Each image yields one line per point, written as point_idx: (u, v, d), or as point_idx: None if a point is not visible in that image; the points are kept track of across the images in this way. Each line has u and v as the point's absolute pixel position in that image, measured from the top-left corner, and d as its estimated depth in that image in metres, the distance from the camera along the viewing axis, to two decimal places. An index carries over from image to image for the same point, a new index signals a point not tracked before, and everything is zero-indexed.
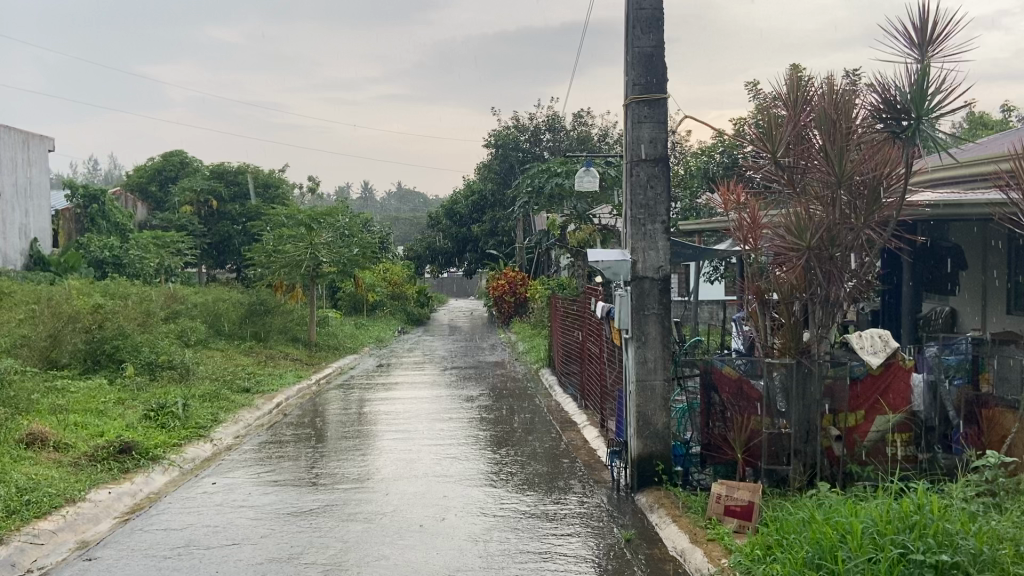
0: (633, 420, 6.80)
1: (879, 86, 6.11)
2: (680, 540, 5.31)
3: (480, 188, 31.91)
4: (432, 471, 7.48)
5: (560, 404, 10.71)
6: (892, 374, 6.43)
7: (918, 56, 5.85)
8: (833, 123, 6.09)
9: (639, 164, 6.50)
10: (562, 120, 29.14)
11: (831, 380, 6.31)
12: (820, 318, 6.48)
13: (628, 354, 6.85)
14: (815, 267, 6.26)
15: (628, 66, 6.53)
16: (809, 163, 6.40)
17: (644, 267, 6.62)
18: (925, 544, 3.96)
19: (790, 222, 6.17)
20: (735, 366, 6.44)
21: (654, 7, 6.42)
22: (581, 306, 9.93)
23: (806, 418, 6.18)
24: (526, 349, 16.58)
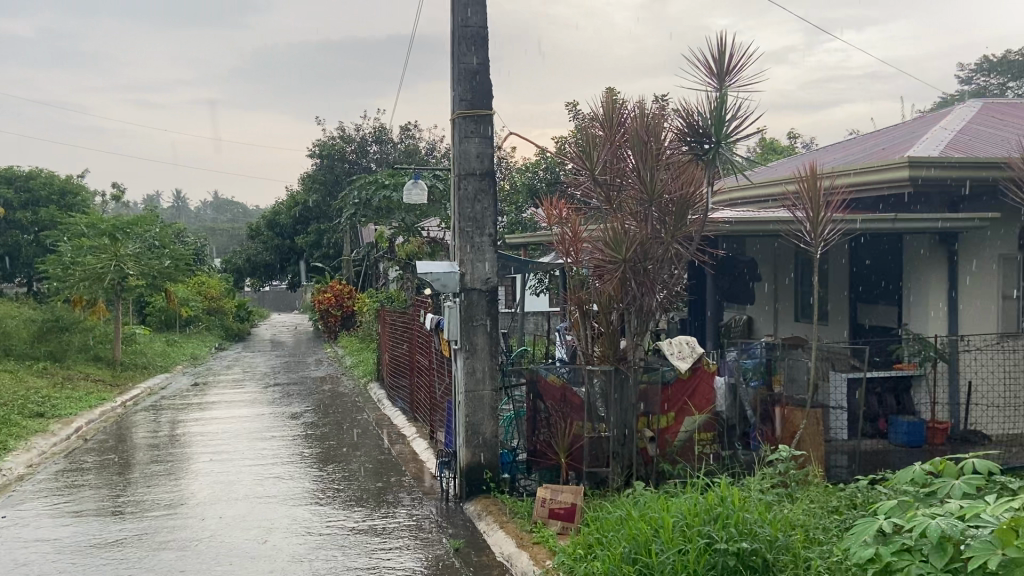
0: (461, 429, 6.85)
1: (684, 112, 6.63)
2: (507, 545, 5.42)
3: (303, 199, 30.95)
4: (253, 492, 7.15)
5: (388, 417, 10.62)
6: (699, 377, 6.95)
7: (717, 84, 6.41)
8: (644, 144, 6.53)
9: (467, 178, 6.60)
10: (390, 132, 28.99)
11: (645, 384, 6.79)
12: (636, 326, 6.85)
13: (457, 365, 6.91)
14: (630, 279, 6.65)
15: (454, 81, 6.63)
16: (624, 181, 6.79)
17: (472, 278, 6.72)
18: (727, 533, 4.30)
19: (608, 236, 6.54)
20: (558, 374, 6.71)
21: (480, 24, 6.58)
22: (410, 318, 9.89)
23: (623, 420, 6.55)
24: (353, 364, 16.25)
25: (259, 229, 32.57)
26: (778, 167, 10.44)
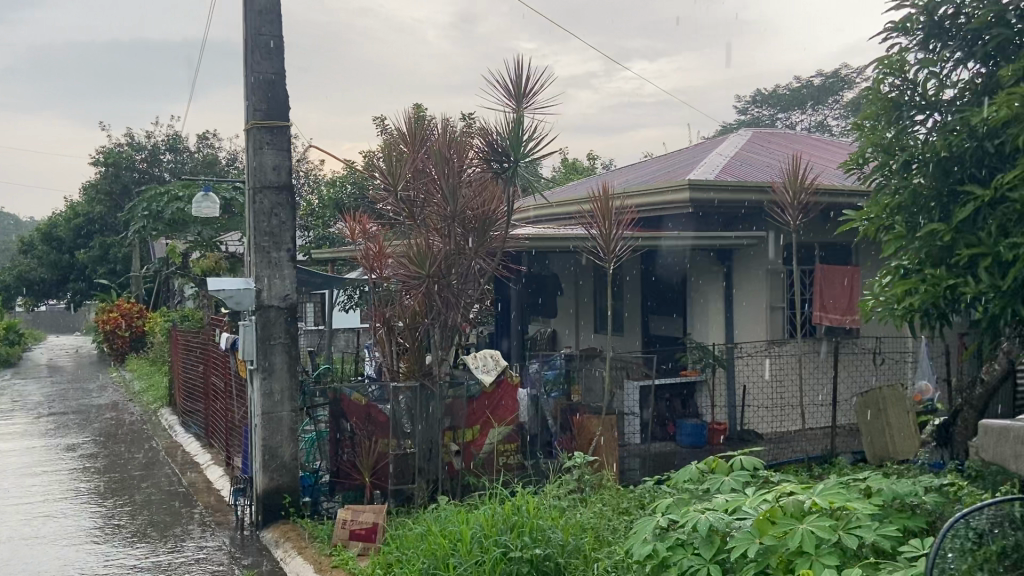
0: (258, 454, 6.54)
1: (481, 130, 6.79)
2: (305, 571, 5.25)
3: (85, 210, 28.35)
4: (17, 534, 6.41)
5: (181, 445, 9.94)
6: (503, 391, 7.13)
7: (515, 106, 6.63)
8: (447, 161, 6.63)
9: (262, 191, 6.36)
10: (186, 141, 27.30)
11: (451, 399, 6.82)
12: (441, 341, 6.88)
13: (254, 387, 6.60)
14: (434, 295, 6.70)
15: (248, 91, 6.38)
16: (427, 196, 6.81)
17: (269, 295, 6.47)
18: (522, 541, 4.45)
19: (412, 252, 6.55)
20: (364, 392, 6.65)
21: (274, 34, 6.37)
22: (206, 338, 9.33)
23: (428, 436, 6.58)
24: (142, 388, 15.06)
25: (33, 242, 29.41)
26: (575, 186, 10.96)
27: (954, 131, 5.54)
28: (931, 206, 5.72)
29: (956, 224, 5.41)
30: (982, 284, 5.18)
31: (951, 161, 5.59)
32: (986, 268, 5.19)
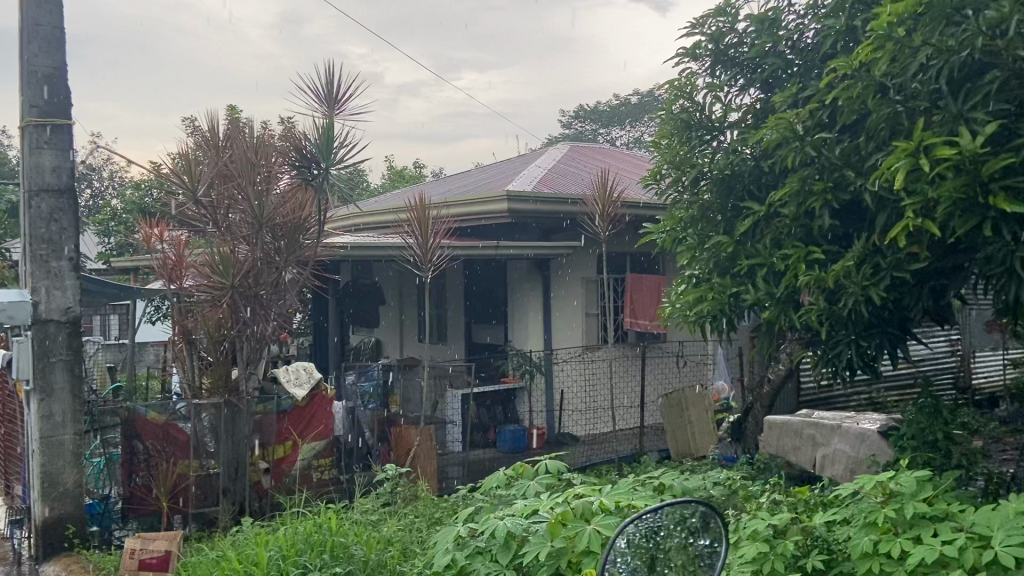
0: (36, 482, 5.92)
1: (290, 136, 6.63)
2: None
3: None
4: None
5: None
6: (316, 404, 6.90)
7: (325, 111, 6.49)
8: (253, 165, 6.37)
9: (39, 195, 5.82)
10: None
11: (259, 416, 6.56)
12: (248, 355, 6.60)
13: (31, 409, 6.01)
14: (239, 306, 6.40)
15: (22, 85, 5.83)
16: (231, 202, 6.47)
17: (48, 308, 5.92)
18: (322, 560, 4.35)
19: (214, 261, 6.22)
20: (161, 411, 6.21)
21: (55, 24, 5.86)
22: None
23: (234, 454, 6.32)
24: None
25: None
26: (392, 196, 10.93)
27: (736, 151, 6.02)
28: (718, 220, 6.18)
29: (737, 237, 5.88)
30: (759, 292, 5.65)
31: (733, 179, 6.07)
32: (762, 277, 5.68)
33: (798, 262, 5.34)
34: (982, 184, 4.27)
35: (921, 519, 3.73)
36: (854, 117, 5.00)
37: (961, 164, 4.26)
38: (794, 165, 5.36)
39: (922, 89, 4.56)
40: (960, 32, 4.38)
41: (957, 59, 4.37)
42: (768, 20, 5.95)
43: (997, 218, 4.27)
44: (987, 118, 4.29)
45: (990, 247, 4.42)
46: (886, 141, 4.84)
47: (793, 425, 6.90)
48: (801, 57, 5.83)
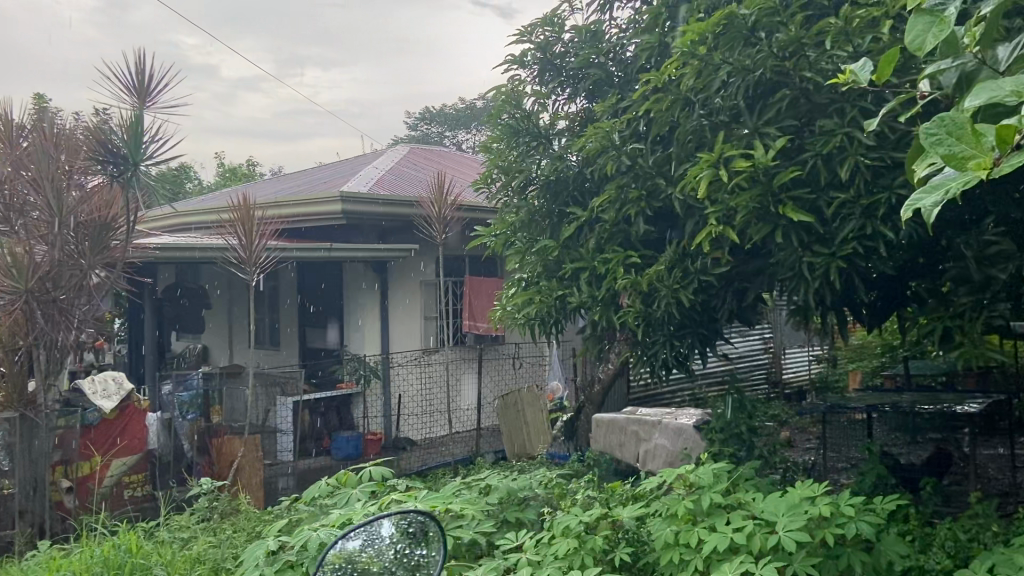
0: None
1: (90, 127, 6.16)
2: None
3: None
4: None
5: None
6: (128, 416, 6.56)
7: (135, 102, 6.09)
8: (51, 158, 5.83)
9: None
10: None
11: (62, 430, 6.03)
12: (47, 366, 5.97)
13: None
14: (36, 312, 5.82)
15: None
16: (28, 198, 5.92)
17: None
18: None
19: (6, 262, 5.68)
20: None
21: None
22: None
23: (33, 475, 5.68)
24: None
25: None
26: (217, 196, 10.44)
27: (562, 158, 6.19)
28: (545, 226, 6.32)
29: (562, 241, 6.03)
30: (583, 295, 5.81)
31: (559, 185, 6.23)
32: (585, 280, 5.85)
33: (617, 266, 5.54)
34: (773, 195, 4.60)
35: (716, 508, 3.94)
36: (665, 128, 5.26)
37: (755, 176, 4.58)
38: (613, 173, 5.57)
39: (724, 104, 4.86)
40: (755, 53, 4.70)
41: (752, 77, 4.69)
42: (589, 33, 6.16)
43: (787, 226, 4.61)
44: (778, 134, 4.63)
45: (782, 253, 4.76)
46: (693, 152, 5.13)
47: (619, 423, 7.15)
48: (622, 69, 6.07)
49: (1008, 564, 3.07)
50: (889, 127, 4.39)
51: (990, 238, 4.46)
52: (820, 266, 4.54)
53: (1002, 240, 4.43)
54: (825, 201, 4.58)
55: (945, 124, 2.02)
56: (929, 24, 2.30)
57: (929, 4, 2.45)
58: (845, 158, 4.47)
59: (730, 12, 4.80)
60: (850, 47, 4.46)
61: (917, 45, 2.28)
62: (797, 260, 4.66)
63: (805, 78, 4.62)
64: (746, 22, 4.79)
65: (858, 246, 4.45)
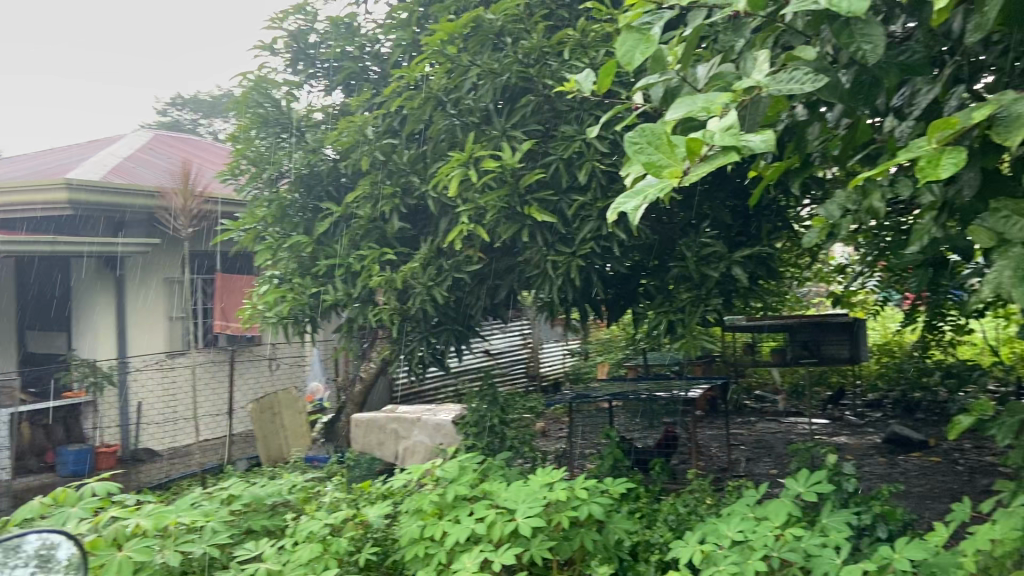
0: None
1: None
2: None
3: None
4: None
5: None
6: None
7: None
8: None
9: None
10: None
11: None
12: None
13: None
14: None
15: None
16: None
17: None
18: None
19: None
20: None
21: None
22: None
23: None
24: None
25: None
26: None
27: (315, 151, 6.01)
28: (296, 221, 6.09)
29: (315, 237, 5.85)
30: (337, 293, 5.68)
31: (313, 178, 6.06)
32: (340, 279, 5.73)
33: (372, 263, 5.48)
34: (519, 195, 4.78)
35: (461, 500, 3.98)
36: (418, 126, 5.29)
37: (503, 176, 4.73)
38: (366, 168, 5.50)
39: (475, 106, 4.98)
40: (502, 58, 4.86)
41: (499, 81, 4.84)
42: (344, 24, 6.04)
43: (533, 226, 4.82)
44: (523, 137, 4.82)
45: (528, 252, 4.97)
46: (445, 151, 5.20)
47: (377, 421, 6.96)
48: (377, 64, 6.02)
49: (713, 532, 3.38)
50: (621, 135, 4.65)
51: (706, 241, 4.93)
52: (562, 265, 4.78)
53: (715, 243, 4.92)
54: (566, 203, 4.82)
55: (646, 134, 2.09)
56: (637, 40, 2.45)
57: (638, 21, 2.59)
58: (584, 162, 4.70)
59: (477, 15, 4.92)
60: (587, 58, 4.72)
61: (626, 60, 2.42)
62: (542, 258, 4.88)
63: (546, 85, 4.84)
64: (493, 27, 4.95)
65: (595, 246, 4.75)
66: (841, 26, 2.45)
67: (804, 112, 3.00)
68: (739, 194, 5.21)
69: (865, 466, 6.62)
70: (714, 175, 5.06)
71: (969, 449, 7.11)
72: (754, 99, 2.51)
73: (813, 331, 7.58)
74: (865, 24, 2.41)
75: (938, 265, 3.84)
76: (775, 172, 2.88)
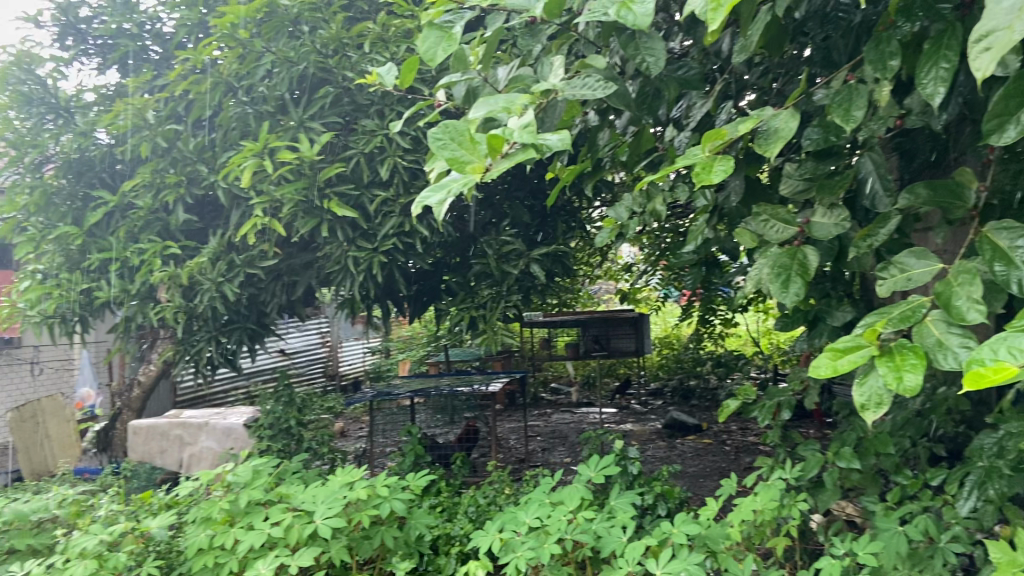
0: None
1: None
2: None
3: None
4: None
5: None
6: None
7: None
8: None
9: None
10: None
11: None
12: None
13: None
14: None
15: None
16: None
17: None
18: None
19: None
20: None
21: None
22: None
23: None
24: None
25: None
26: None
27: (87, 134, 5.47)
28: (64, 210, 5.50)
29: (87, 228, 5.32)
30: (113, 289, 5.21)
31: (83, 164, 5.51)
32: (115, 274, 5.27)
33: (153, 257, 5.07)
34: (318, 189, 4.65)
35: (256, 506, 3.78)
36: (206, 112, 4.98)
37: (301, 168, 4.58)
38: (147, 155, 5.09)
39: (269, 94, 4.77)
40: (299, 46, 4.69)
41: (295, 70, 4.67)
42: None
43: (332, 221, 4.71)
44: (321, 130, 4.69)
45: (328, 247, 4.84)
46: (237, 140, 4.95)
47: (160, 428, 6.53)
48: (160, 44, 5.59)
49: (511, 521, 3.49)
50: (423, 132, 4.66)
51: (506, 238, 5.08)
52: (363, 261, 4.70)
53: (515, 241, 5.07)
54: (368, 198, 4.74)
55: (448, 130, 2.08)
56: (439, 37, 2.43)
57: (439, 18, 2.58)
58: (385, 157, 4.66)
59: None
60: (387, 53, 4.68)
61: (428, 56, 2.40)
62: (342, 254, 4.78)
63: (346, 78, 4.74)
64: (288, 13, 4.77)
65: (397, 242, 4.72)
66: (627, 38, 2.62)
67: (596, 118, 3.19)
68: (536, 194, 5.40)
69: (648, 450, 7.14)
70: (513, 175, 5.21)
71: (735, 431, 7.89)
72: (550, 103, 2.61)
73: (602, 325, 8.05)
74: (649, 38, 2.59)
75: (710, 264, 4.23)
76: (570, 174, 3.01)
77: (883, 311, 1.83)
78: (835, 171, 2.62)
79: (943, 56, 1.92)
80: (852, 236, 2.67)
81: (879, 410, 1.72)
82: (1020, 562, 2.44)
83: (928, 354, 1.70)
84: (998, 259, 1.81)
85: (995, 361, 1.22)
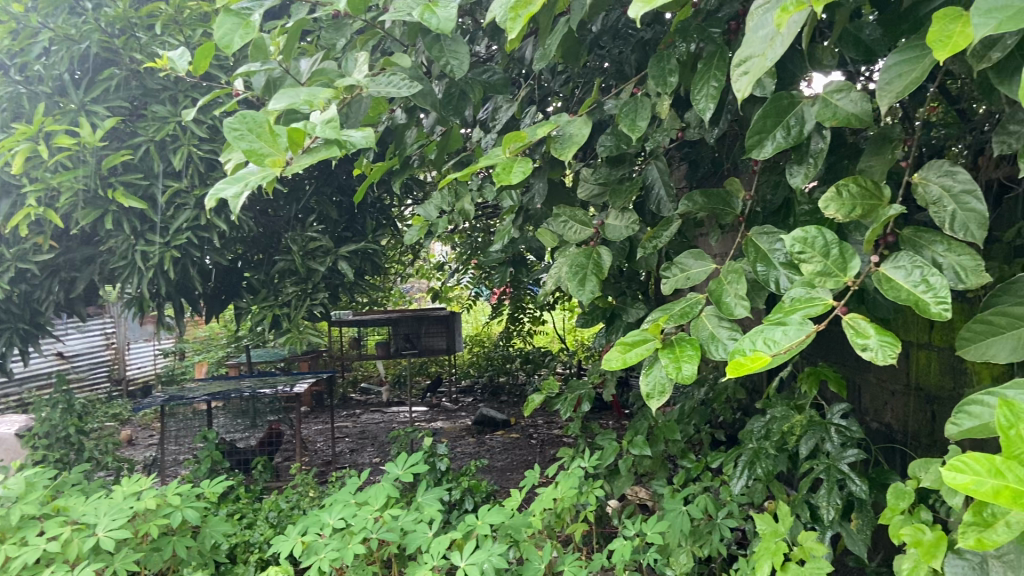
0: None
1: None
2: None
3: None
4: None
5: None
6: None
7: None
8: None
9: None
10: None
11: None
12: None
13: None
14: None
15: None
16: None
17: None
18: None
19: None
20: None
21: None
22: None
23: None
24: None
25: None
26: None
27: None
28: None
29: None
30: None
31: None
32: None
33: None
34: (101, 177, 4.28)
35: (28, 520, 3.41)
36: None
37: (82, 154, 4.19)
38: None
39: (45, 73, 4.32)
40: (81, 23, 4.31)
41: (76, 49, 4.29)
42: None
43: (118, 213, 4.36)
44: (106, 115, 4.33)
45: (113, 241, 4.47)
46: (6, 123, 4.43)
47: None
48: None
49: (315, 523, 3.40)
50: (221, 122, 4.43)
51: (313, 235, 4.94)
52: (153, 256, 4.38)
53: (321, 237, 4.95)
54: (159, 188, 4.43)
55: (246, 121, 1.97)
56: (236, 24, 2.32)
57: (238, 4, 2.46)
58: (178, 146, 4.38)
59: None
60: (181, 37, 4.39)
61: (224, 43, 2.28)
62: (130, 248, 4.43)
63: (134, 60, 4.41)
64: None
65: (191, 237, 4.46)
66: (432, 39, 2.65)
67: (403, 116, 3.18)
68: (344, 190, 5.29)
69: (459, 447, 7.25)
70: (319, 169, 5.07)
71: (540, 424, 8.18)
72: (355, 99, 2.58)
73: (414, 324, 8.06)
74: (453, 41, 2.63)
75: (517, 264, 4.37)
76: (377, 171, 2.99)
77: (664, 307, 1.97)
78: (625, 178, 2.79)
79: (714, 76, 2.12)
80: (641, 238, 2.86)
81: (661, 399, 1.84)
82: (781, 532, 2.74)
83: (703, 346, 1.86)
84: (760, 260, 2.01)
85: (752, 351, 1.37)
